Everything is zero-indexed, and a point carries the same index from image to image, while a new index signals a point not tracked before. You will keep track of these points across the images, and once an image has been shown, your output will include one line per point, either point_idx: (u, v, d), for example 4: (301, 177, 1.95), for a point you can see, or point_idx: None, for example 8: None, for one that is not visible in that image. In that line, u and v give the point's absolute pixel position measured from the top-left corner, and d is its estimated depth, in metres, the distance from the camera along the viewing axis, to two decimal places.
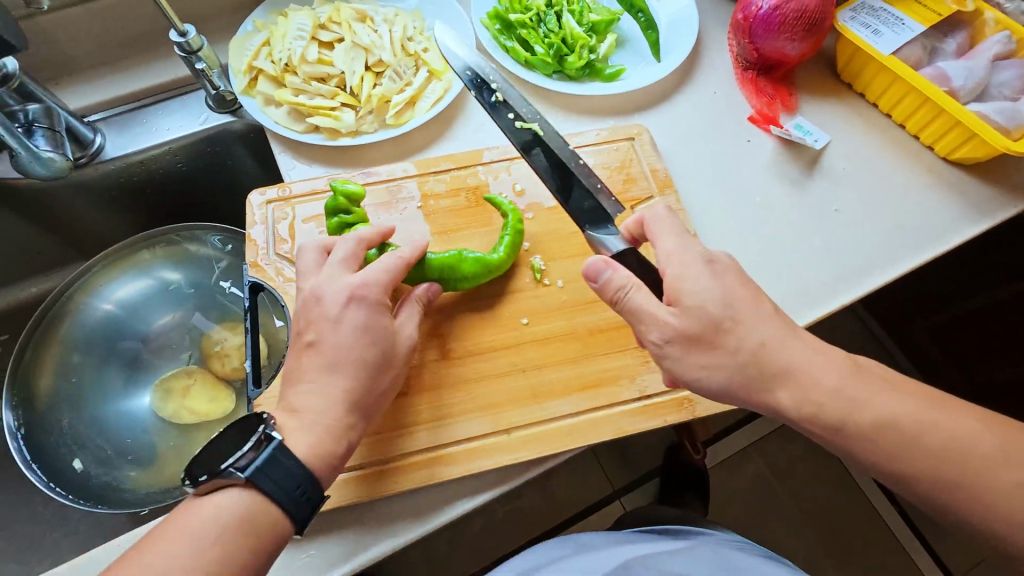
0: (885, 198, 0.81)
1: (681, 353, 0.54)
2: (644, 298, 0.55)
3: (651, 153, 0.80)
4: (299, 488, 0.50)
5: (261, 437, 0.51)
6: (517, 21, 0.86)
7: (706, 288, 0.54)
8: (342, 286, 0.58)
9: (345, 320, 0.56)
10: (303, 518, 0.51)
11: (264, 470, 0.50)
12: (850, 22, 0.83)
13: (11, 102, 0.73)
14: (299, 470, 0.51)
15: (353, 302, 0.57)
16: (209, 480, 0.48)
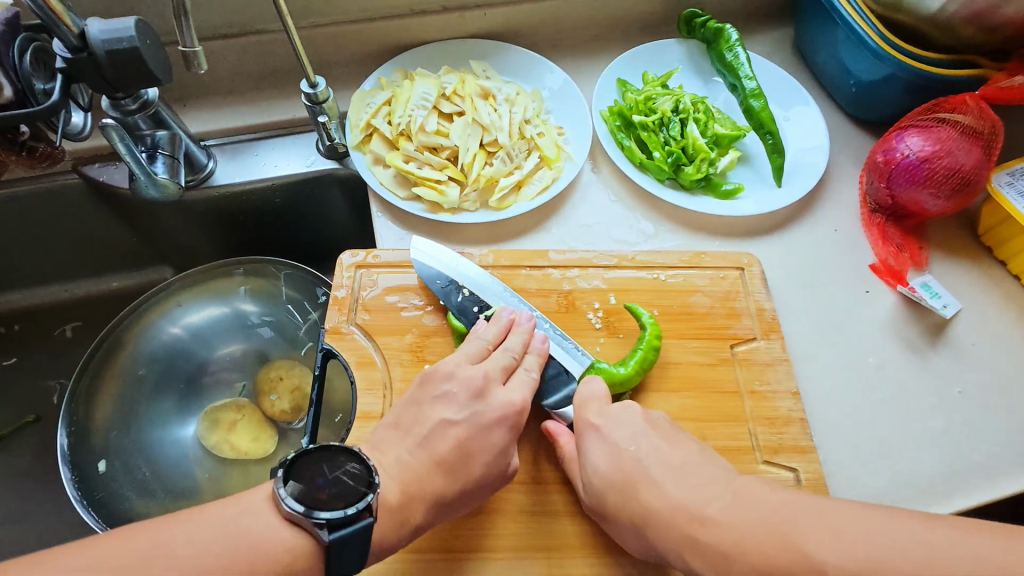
0: (1020, 389, 0.71)
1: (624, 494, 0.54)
2: (592, 441, 0.57)
3: (760, 289, 0.74)
4: (352, 570, 0.49)
5: (353, 512, 0.48)
6: (639, 122, 0.83)
7: (643, 438, 0.56)
8: (466, 381, 0.58)
9: (455, 426, 0.56)
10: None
11: (347, 542, 0.48)
12: (1006, 188, 0.76)
13: (142, 126, 0.74)
14: (365, 559, 0.49)
15: (467, 411, 0.57)
16: (296, 516, 0.47)
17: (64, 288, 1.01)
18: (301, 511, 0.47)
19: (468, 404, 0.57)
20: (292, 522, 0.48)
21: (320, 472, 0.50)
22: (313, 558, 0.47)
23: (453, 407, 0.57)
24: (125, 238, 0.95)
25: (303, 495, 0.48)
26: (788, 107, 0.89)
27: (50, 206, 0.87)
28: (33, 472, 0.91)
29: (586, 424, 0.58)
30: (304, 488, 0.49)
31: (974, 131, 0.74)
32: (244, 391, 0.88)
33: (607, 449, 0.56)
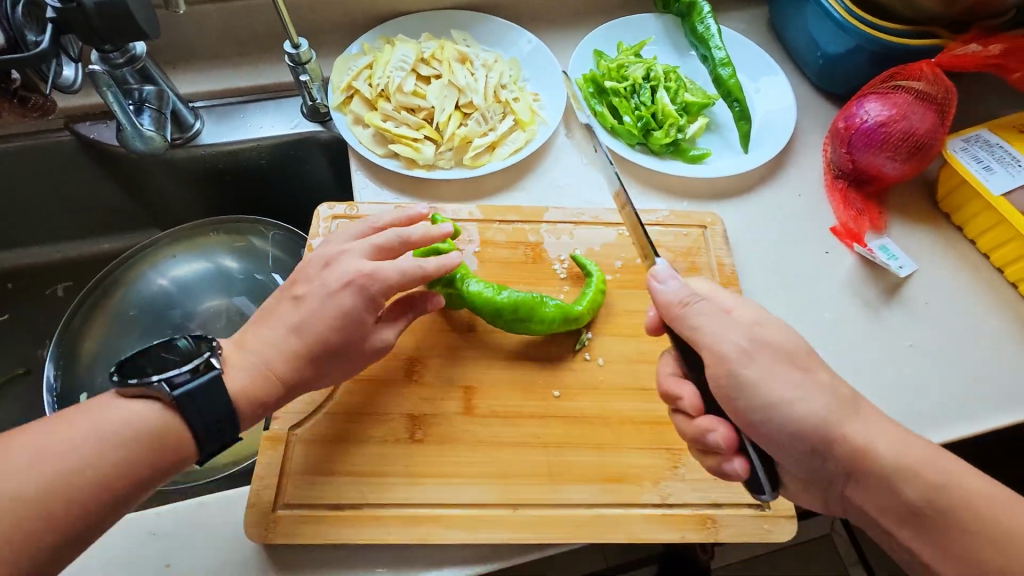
0: (970, 344, 0.74)
1: (775, 367, 0.52)
2: (709, 310, 0.54)
3: (721, 246, 0.77)
4: (217, 421, 0.52)
5: (191, 368, 0.52)
6: (611, 88, 0.87)
7: (792, 329, 0.56)
8: (352, 268, 0.60)
9: (337, 298, 0.58)
10: (207, 446, 0.53)
11: (193, 398, 0.51)
12: (960, 152, 0.79)
13: (130, 80, 0.77)
14: (225, 408, 0.52)
15: (353, 287, 0.58)
16: (137, 387, 0.50)
17: (55, 249, 1.04)
18: (138, 381, 0.50)
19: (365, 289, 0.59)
20: (136, 396, 0.51)
21: (160, 358, 0.54)
22: (167, 419, 0.51)
23: (336, 282, 0.59)
24: (116, 198, 0.98)
25: (140, 374, 0.52)
26: (757, 79, 0.92)
27: (42, 164, 0.90)
28: (22, 423, 0.94)
29: (693, 307, 0.55)
30: (147, 370, 0.53)
31: (928, 97, 0.77)
32: (228, 345, 0.91)
33: (723, 326, 0.54)
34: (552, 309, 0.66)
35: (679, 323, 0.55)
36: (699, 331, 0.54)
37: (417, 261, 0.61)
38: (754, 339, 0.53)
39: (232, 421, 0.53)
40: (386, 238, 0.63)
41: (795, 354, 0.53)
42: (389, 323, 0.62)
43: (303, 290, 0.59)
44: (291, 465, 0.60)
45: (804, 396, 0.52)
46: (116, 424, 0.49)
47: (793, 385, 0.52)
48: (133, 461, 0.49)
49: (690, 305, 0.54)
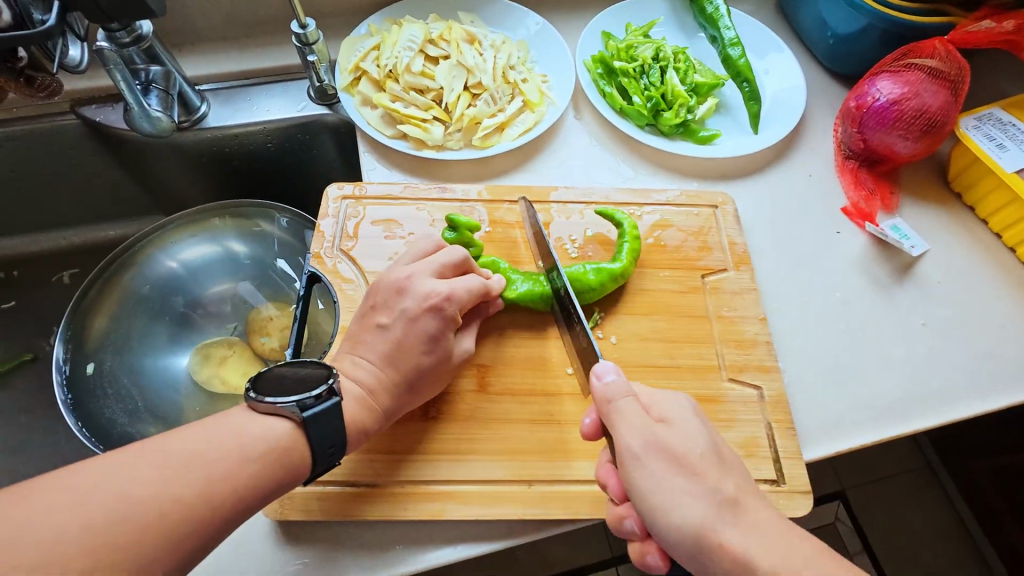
0: (983, 322, 0.74)
1: (661, 477, 0.47)
2: (635, 411, 0.50)
3: (732, 225, 0.77)
4: (330, 447, 0.52)
5: (314, 393, 0.51)
6: (620, 69, 0.86)
7: (694, 432, 0.50)
8: (429, 292, 0.60)
9: (419, 322, 0.58)
10: (318, 471, 0.52)
11: (317, 421, 0.51)
12: (973, 130, 0.79)
13: (136, 61, 0.77)
14: (340, 435, 0.52)
15: (432, 310, 0.59)
16: (269, 405, 0.50)
17: (60, 236, 1.03)
18: (271, 400, 0.50)
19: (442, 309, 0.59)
20: (267, 414, 0.51)
21: (284, 374, 0.53)
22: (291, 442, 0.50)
23: (417, 306, 0.59)
24: (122, 182, 0.97)
25: (270, 392, 0.52)
26: (766, 60, 0.92)
27: (47, 147, 0.90)
28: (29, 407, 0.94)
29: (620, 397, 0.51)
30: (274, 386, 0.52)
31: (941, 74, 0.77)
32: (234, 329, 0.91)
33: (639, 424, 0.49)
34: (596, 275, 0.67)
35: (604, 418, 0.51)
36: (616, 428, 0.50)
37: (481, 280, 0.63)
38: (655, 443, 0.48)
39: (345, 447, 0.53)
40: (452, 256, 0.64)
41: (695, 458, 0.48)
42: (468, 336, 0.63)
43: (387, 316, 0.59)
44: None
45: (684, 500, 0.46)
46: (248, 439, 0.49)
47: (678, 490, 0.47)
48: (259, 479, 0.48)
49: (619, 403, 0.50)
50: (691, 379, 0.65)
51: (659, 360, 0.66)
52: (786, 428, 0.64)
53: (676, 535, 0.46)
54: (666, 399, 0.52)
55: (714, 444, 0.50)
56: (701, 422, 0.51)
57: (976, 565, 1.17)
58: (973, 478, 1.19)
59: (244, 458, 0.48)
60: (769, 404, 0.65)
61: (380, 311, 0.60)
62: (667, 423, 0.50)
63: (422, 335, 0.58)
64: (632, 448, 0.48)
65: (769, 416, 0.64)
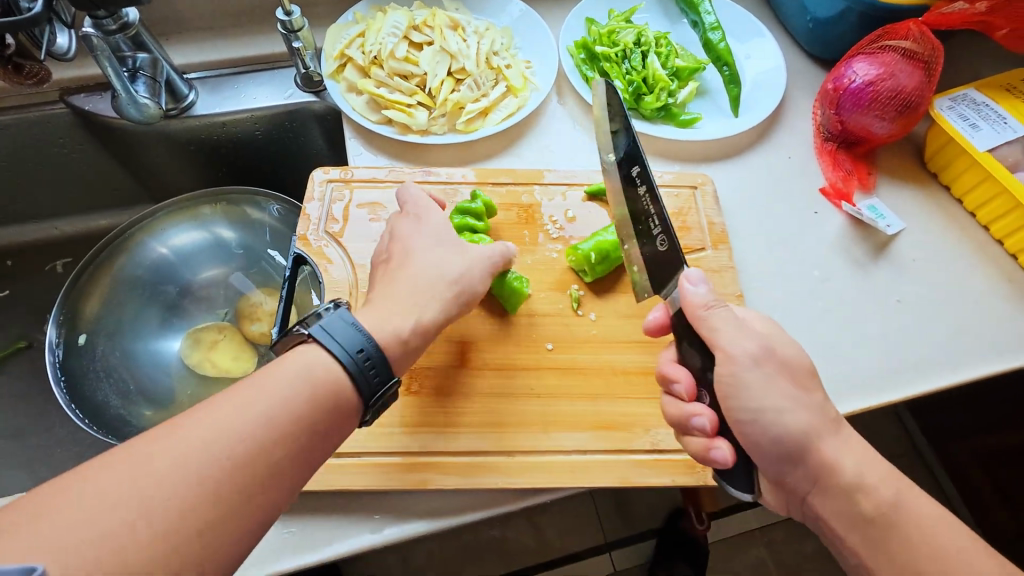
0: (956, 298, 0.76)
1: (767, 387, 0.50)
2: (731, 316, 0.53)
3: (712, 206, 0.78)
4: (364, 354, 0.50)
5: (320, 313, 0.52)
6: (602, 54, 0.87)
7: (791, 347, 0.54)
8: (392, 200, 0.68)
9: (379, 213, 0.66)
10: (364, 390, 0.49)
11: (326, 328, 0.50)
12: (947, 111, 0.80)
13: (123, 48, 0.78)
14: (364, 338, 0.50)
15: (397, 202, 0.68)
16: (289, 335, 0.53)
17: (52, 226, 1.05)
18: (291, 329, 0.53)
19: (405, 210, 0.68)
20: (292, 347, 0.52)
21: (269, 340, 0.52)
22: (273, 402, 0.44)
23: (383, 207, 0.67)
24: (113, 171, 0.98)
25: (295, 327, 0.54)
26: (747, 44, 0.93)
27: (37, 136, 0.91)
28: (24, 394, 0.95)
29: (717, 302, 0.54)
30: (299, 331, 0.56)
31: (916, 55, 0.78)
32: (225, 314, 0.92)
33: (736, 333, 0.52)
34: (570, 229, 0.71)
35: (700, 324, 0.54)
36: (717, 335, 0.53)
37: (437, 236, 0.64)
38: (765, 347, 0.52)
39: (381, 359, 0.50)
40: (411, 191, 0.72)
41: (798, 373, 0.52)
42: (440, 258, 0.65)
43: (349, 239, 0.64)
44: None
45: (792, 409, 0.50)
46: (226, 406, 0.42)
47: (782, 402, 0.50)
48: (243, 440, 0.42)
49: (712, 310, 0.53)
50: None
51: (638, 336, 0.68)
52: None
53: (781, 435, 0.50)
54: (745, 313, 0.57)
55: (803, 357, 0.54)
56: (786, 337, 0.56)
57: None
58: (956, 457, 1.21)
59: (234, 440, 0.42)
60: None
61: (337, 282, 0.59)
62: (769, 336, 0.54)
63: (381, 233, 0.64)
64: (734, 350, 0.52)
65: None
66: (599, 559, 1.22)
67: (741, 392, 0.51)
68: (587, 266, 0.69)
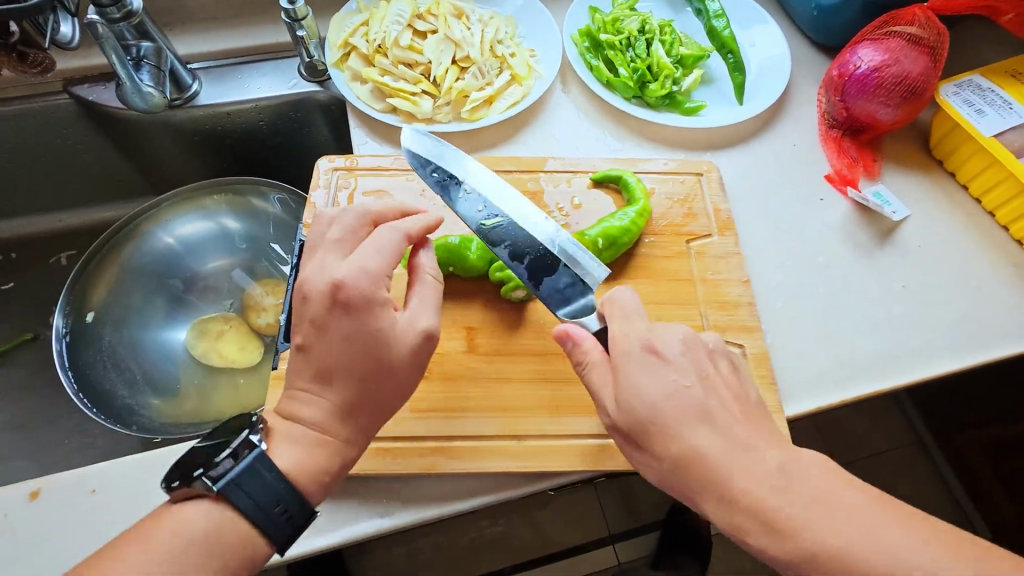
0: (962, 284, 0.76)
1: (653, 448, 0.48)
2: (602, 375, 0.52)
3: (717, 193, 0.78)
4: (276, 505, 0.47)
5: (232, 454, 0.47)
6: (606, 41, 0.87)
7: (678, 363, 0.49)
8: (325, 279, 0.51)
9: (330, 325, 0.50)
10: (278, 537, 0.47)
11: (239, 484, 0.46)
12: (952, 97, 0.80)
13: (128, 37, 0.77)
14: (281, 487, 0.47)
15: (334, 305, 0.50)
16: (184, 489, 0.45)
17: (57, 218, 1.05)
18: (184, 482, 0.45)
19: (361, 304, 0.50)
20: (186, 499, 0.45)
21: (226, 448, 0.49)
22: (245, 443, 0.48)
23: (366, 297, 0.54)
24: (116, 163, 0.98)
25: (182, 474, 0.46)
26: (751, 31, 0.93)
27: (42, 127, 0.91)
28: (31, 386, 0.95)
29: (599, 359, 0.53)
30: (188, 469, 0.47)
31: (922, 40, 0.78)
32: (231, 304, 0.93)
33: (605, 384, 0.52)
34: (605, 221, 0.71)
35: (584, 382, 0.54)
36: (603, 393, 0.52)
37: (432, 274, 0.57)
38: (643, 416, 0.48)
39: (294, 500, 0.47)
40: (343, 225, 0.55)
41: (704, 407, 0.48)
42: (419, 309, 0.54)
43: (302, 333, 0.51)
44: None
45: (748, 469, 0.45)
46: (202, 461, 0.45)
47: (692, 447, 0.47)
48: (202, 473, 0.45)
49: (586, 371, 0.53)
50: None
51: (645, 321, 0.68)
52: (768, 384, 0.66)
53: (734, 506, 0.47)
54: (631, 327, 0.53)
55: (704, 369, 0.50)
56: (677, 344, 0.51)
57: None
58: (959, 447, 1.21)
59: None
60: (752, 360, 0.67)
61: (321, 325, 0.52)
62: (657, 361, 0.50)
63: (345, 338, 0.50)
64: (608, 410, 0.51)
65: (752, 373, 0.66)
66: (602, 551, 1.22)
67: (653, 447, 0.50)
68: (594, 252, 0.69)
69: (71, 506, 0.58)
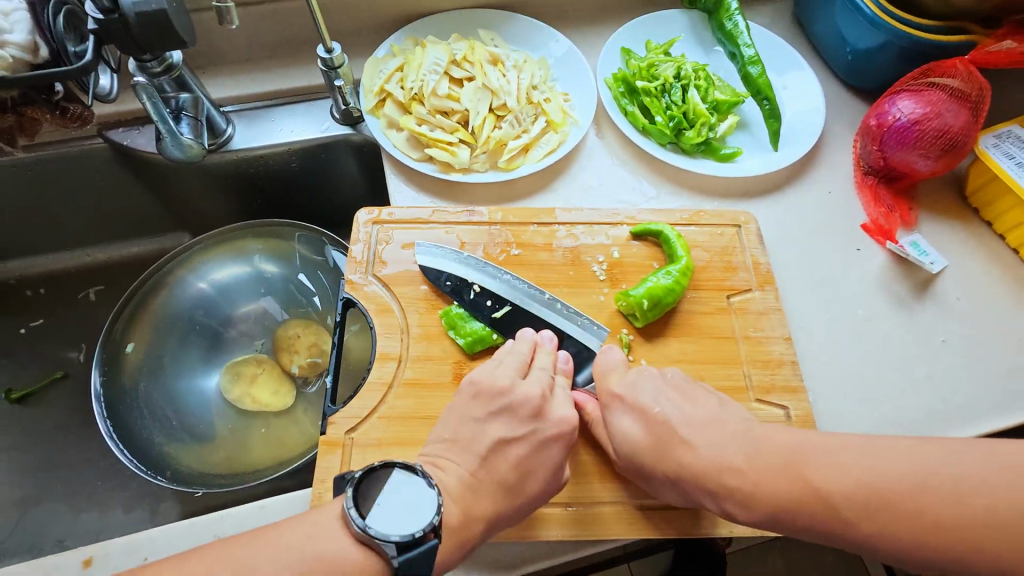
0: (1001, 338, 0.76)
1: (671, 444, 0.57)
2: (620, 409, 0.60)
3: (756, 245, 0.78)
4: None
5: (420, 535, 0.47)
6: (641, 88, 0.87)
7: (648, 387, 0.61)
8: (501, 388, 0.59)
9: (495, 430, 0.57)
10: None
11: (409, 566, 0.46)
12: (992, 149, 0.80)
13: (167, 89, 0.78)
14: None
15: (503, 410, 0.58)
16: (372, 537, 0.46)
17: (87, 254, 1.05)
18: (379, 535, 0.46)
19: (529, 422, 0.58)
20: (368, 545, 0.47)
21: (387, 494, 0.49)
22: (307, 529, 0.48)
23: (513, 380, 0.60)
24: (147, 203, 0.98)
25: (380, 520, 0.47)
26: (786, 75, 0.93)
27: (75, 169, 0.90)
28: (64, 425, 0.95)
29: (610, 394, 0.62)
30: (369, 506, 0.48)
31: (963, 94, 0.78)
32: (262, 346, 0.93)
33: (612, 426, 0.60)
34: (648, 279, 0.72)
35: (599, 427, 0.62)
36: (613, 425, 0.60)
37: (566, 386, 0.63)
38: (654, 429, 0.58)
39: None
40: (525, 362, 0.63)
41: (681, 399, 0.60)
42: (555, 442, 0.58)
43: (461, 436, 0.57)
44: (350, 467, 0.62)
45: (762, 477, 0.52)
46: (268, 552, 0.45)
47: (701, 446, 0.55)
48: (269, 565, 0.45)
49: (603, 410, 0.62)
50: None
51: None
52: None
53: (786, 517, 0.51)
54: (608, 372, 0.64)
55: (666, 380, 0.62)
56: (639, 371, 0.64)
57: None
58: None
59: None
60: (796, 423, 0.67)
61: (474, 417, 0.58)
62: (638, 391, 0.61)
63: (516, 463, 0.55)
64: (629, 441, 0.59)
65: None
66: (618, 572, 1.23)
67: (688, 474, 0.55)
68: (639, 312, 0.69)
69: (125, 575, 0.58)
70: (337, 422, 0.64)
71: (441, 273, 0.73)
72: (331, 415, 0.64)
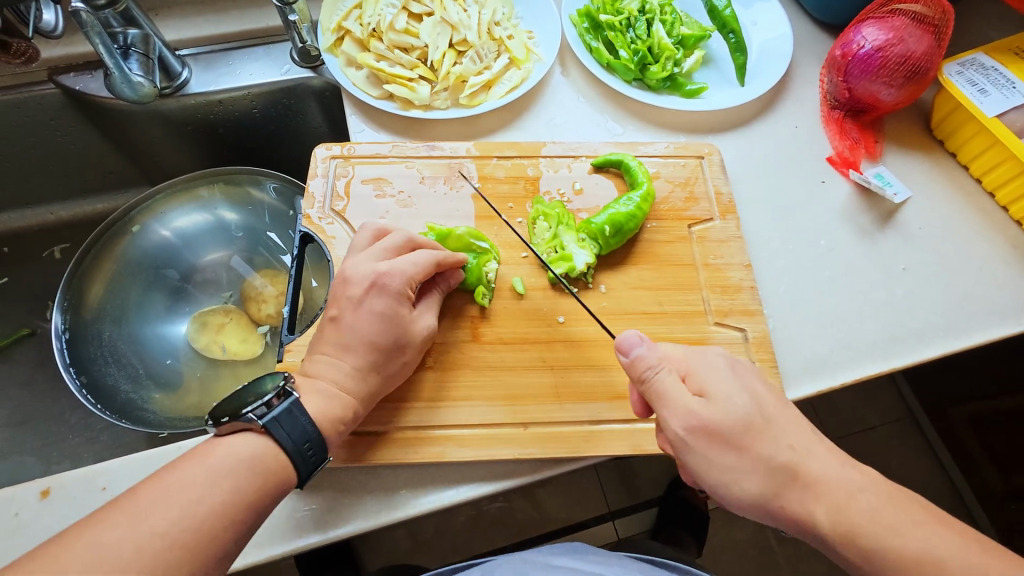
0: (960, 264, 0.76)
1: (706, 451, 0.50)
2: (674, 383, 0.51)
3: (719, 175, 0.78)
4: (306, 443, 0.52)
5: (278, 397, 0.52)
6: (606, 22, 0.86)
7: (730, 387, 0.52)
8: (369, 271, 0.60)
9: (366, 304, 0.59)
10: (304, 473, 0.52)
11: (280, 422, 0.52)
12: (956, 76, 0.79)
13: (114, 24, 0.77)
14: (311, 428, 0.52)
15: (375, 287, 0.59)
16: (230, 422, 0.50)
17: (47, 210, 1.02)
18: (229, 417, 0.50)
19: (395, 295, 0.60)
20: (231, 433, 0.51)
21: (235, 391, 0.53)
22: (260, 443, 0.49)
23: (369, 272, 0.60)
24: (106, 153, 0.96)
25: (226, 410, 0.51)
26: (753, 11, 0.91)
27: (27, 117, 0.87)
28: (29, 380, 0.93)
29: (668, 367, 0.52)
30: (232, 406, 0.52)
31: (924, 19, 0.77)
32: (229, 295, 0.93)
33: (688, 394, 0.51)
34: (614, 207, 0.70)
35: (647, 393, 0.52)
36: (660, 406, 0.51)
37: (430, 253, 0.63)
38: (697, 419, 0.50)
39: (321, 443, 0.53)
40: (395, 240, 0.63)
41: (759, 422, 0.51)
42: (426, 311, 0.63)
43: (337, 308, 0.60)
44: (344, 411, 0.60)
45: (740, 475, 0.49)
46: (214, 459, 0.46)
47: (727, 465, 0.50)
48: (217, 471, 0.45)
49: (660, 375, 0.52)
50: (677, 324, 0.68)
51: (648, 308, 0.69)
52: (769, 367, 0.66)
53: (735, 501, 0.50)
54: (721, 362, 0.54)
55: (764, 395, 0.53)
56: (753, 376, 0.54)
57: (949, 508, 1.21)
58: (951, 422, 1.21)
59: None
60: (754, 345, 0.67)
61: (333, 310, 0.60)
62: (709, 396, 0.51)
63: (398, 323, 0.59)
64: (675, 417, 0.50)
65: (754, 356, 0.67)
66: (603, 528, 1.22)
67: (717, 474, 0.50)
68: (602, 239, 0.69)
69: (84, 503, 0.58)
70: (294, 351, 0.64)
71: (390, 167, 0.76)
72: (289, 344, 0.65)
